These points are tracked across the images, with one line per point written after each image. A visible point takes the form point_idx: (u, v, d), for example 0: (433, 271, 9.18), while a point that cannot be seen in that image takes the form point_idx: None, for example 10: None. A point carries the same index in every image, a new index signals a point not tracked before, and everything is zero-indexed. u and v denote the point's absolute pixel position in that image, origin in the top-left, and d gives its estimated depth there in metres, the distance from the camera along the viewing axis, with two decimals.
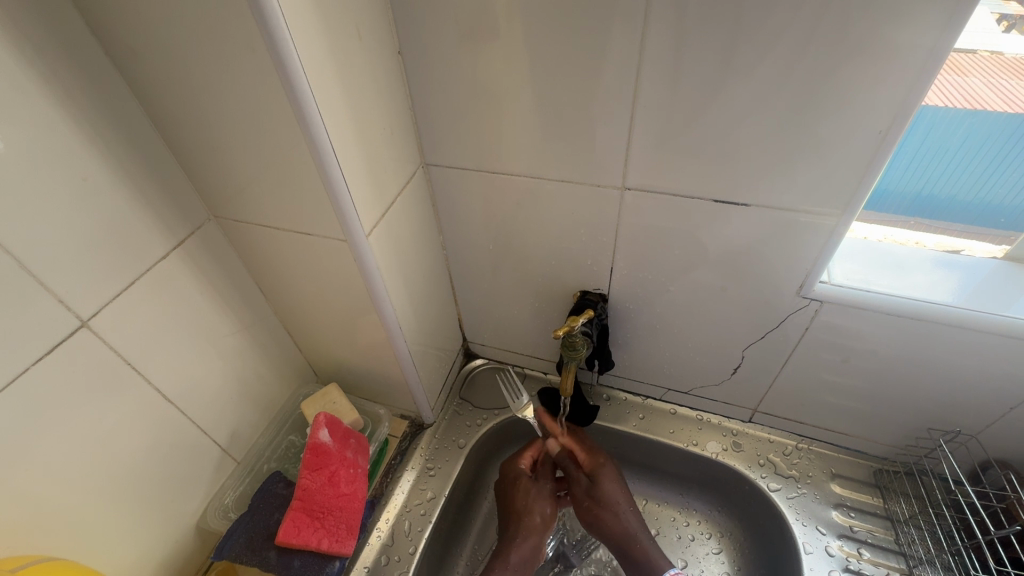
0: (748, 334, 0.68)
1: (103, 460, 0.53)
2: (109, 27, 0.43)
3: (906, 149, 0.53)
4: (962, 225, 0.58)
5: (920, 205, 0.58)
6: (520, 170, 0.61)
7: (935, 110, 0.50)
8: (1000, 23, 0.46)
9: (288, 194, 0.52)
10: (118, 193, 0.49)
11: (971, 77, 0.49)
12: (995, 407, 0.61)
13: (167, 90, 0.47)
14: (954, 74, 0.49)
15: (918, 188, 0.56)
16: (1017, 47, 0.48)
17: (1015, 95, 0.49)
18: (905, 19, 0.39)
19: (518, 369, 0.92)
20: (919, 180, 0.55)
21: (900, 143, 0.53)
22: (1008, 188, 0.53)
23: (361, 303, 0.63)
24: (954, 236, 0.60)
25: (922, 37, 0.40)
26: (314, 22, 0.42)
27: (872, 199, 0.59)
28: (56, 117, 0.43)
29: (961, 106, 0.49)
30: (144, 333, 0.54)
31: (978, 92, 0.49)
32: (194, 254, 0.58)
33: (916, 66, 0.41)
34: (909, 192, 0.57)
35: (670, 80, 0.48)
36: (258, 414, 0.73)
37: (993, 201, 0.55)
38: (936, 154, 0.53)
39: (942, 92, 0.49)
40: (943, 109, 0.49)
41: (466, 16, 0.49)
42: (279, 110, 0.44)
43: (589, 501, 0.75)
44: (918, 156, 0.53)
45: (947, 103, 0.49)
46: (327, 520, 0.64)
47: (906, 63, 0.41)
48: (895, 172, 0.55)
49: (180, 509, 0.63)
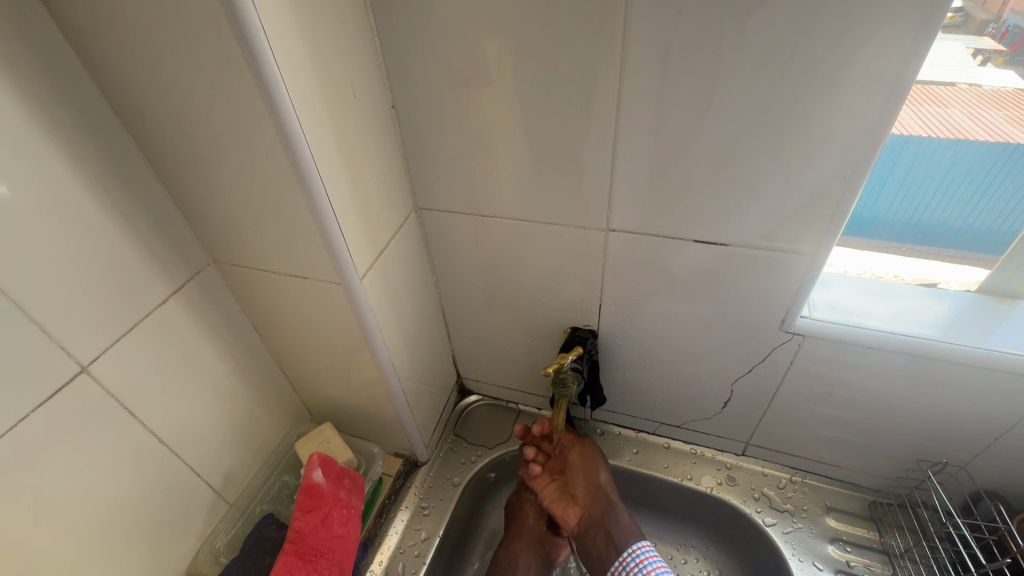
0: (736, 367, 0.69)
1: (97, 503, 0.53)
2: (119, 89, 0.47)
3: (893, 179, 0.55)
4: (953, 249, 0.60)
5: (911, 232, 0.59)
6: (509, 214, 0.64)
7: (919, 140, 0.52)
8: (976, 57, 0.49)
9: (286, 239, 0.54)
10: (118, 239, 0.51)
11: (952, 107, 0.51)
12: (981, 437, 0.62)
13: (171, 144, 0.49)
14: (934, 104, 0.51)
15: (907, 215, 0.58)
16: (995, 80, 0.50)
17: (997, 124, 0.51)
18: (868, 57, 0.42)
19: (512, 405, 0.92)
20: (908, 208, 0.57)
21: (885, 170, 0.54)
22: (995, 213, 0.55)
23: (356, 343, 0.64)
24: (947, 261, 0.61)
25: (884, 69, 0.42)
26: (311, 82, 0.45)
27: (860, 226, 0.60)
28: (63, 170, 0.45)
29: (944, 135, 0.51)
30: (143, 376, 0.55)
31: (960, 123, 0.51)
32: (193, 296, 0.59)
33: (885, 95, 0.43)
34: (899, 219, 0.58)
35: (644, 129, 0.51)
36: (252, 454, 0.72)
37: (982, 226, 0.57)
38: (924, 182, 0.54)
39: (924, 123, 0.51)
40: (927, 138, 0.51)
41: (456, 76, 0.53)
42: (277, 160, 0.47)
43: (607, 531, 0.72)
44: (906, 184, 0.55)
45: (931, 133, 0.51)
46: (319, 563, 0.61)
47: (877, 88, 0.43)
48: (884, 201, 0.57)
49: (170, 555, 0.62)
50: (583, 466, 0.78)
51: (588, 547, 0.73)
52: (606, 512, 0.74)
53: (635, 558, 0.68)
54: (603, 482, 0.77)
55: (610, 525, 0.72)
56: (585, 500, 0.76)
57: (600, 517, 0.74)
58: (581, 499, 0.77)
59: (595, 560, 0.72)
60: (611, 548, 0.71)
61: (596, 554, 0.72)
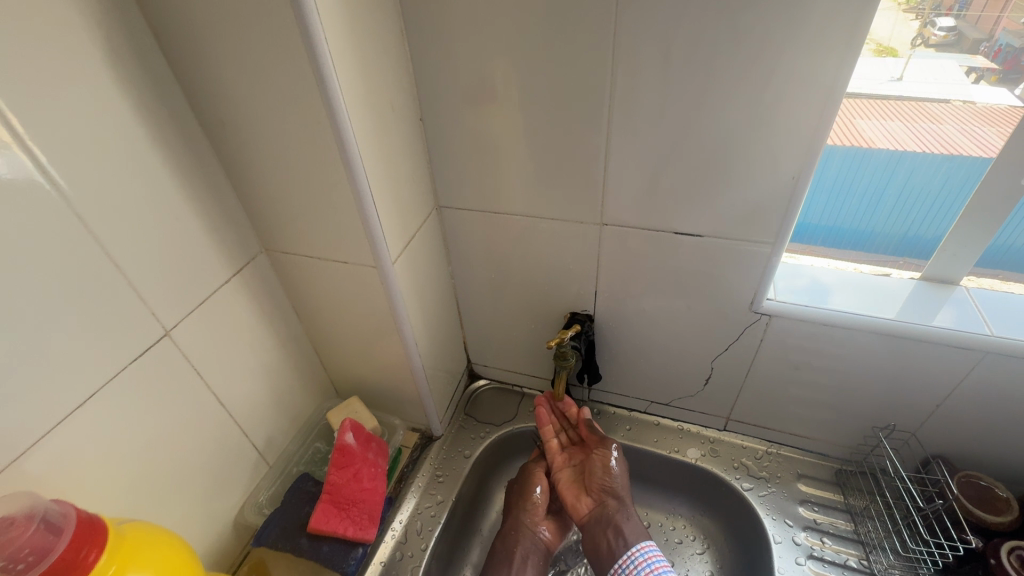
0: (716, 345, 0.78)
1: (170, 450, 0.63)
2: (204, 103, 0.57)
3: (889, 195, 0.66)
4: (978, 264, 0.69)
5: (907, 244, 0.70)
6: (517, 210, 0.74)
7: (914, 156, 0.61)
8: (970, 74, 0.57)
9: (331, 228, 0.64)
10: (196, 225, 0.61)
11: (946, 124, 0.60)
12: (926, 404, 0.72)
13: (242, 148, 0.60)
14: (928, 121, 0.60)
15: (904, 230, 0.68)
16: (992, 96, 0.57)
17: (992, 140, 0.58)
18: (809, 75, 0.52)
19: (517, 388, 1.02)
20: (905, 223, 0.68)
21: (885, 187, 0.65)
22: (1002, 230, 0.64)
23: (384, 322, 0.74)
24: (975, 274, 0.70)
25: (820, 86, 0.52)
26: (361, 98, 0.56)
27: (862, 241, 0.71)
28: (159, 167, 0.55)
29: (937, 151, 0.60)
30: (208, 344, 0.65)
31: (954, 139, 0.60)
32: (247, 278, 0.69)
33: (822, 107, 0.53)
34: (894, 234, 0.69)
35: (633, 138, 0.62)
36: (289, 423, 0.81)
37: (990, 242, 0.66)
38: (919, 196, 0.64)
39: (920, 139, 0.61)
40: (921, 154, 0.61)
41: (476, 93, 0.64)
42: (331, 161, 0.57)
43: (616, 526, 0.77)
44: (904, 199, 0.65)
45: (925, 149, 0.61)
46: (352, 511, 0.71)
47: (816, 101, 0.53)
48: (884, 215, 0.68)
49: (223, 505, 0.71)
50: (602, 465, 0.83)
51: (596, 539, 0.78)
52: (619, 508, 0.79)
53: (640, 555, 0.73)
54: (619, 483, 0.81)
55: (621, 521, 0.78)
56: (599, 495, 0.82)
57: (613, 513, 0.79)
58: (595, 495, 0.82)
59: (600, 550, 0.77)
60: (619, 541, 0.76)
61: (604, 546, 0.77)
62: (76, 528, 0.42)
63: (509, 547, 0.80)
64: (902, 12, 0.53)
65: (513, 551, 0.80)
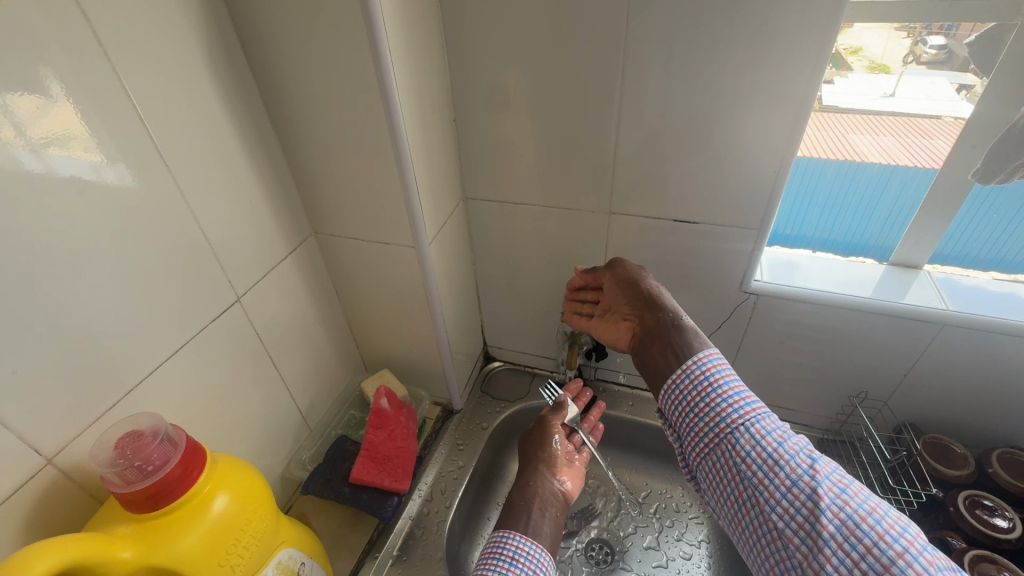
0: (710, 324, 0.88)
1: (234, 405, 0.71)
2: (275, 104, 0.67)
3: (884, 206, 0.76)
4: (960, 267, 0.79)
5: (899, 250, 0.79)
6: (536, 202, 0.84)
7: (907, 169, 0.71)
8: (961, 91, 0.66)
9: (377, 213, 0.74)
10: (262, 209, 0.70)
11: (937, 138, 0.69)
12: (894, 375, 0.81)
13: (304, 143, 0.70)
14: (922, 138, 0.70)
15: (893, 240, 0.79)
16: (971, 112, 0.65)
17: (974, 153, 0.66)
18: (788, 84, 0.62)
19: (528, 369, 1.11)
20: (896, 232, 0.78)
21: (881, 196, 0.75)
22: (980, 241, 0.75)
23: (416, 299, 0.83)
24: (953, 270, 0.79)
25: (799, 95, 0.62)
26: (410, 100, 0.65)
27: (854, 249, 0.82)
28: (237, 158, 0.65)
29: (928, 164, 0.70)
30: (267, 314, 0.74)
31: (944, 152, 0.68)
32: (299, 258, 0.79)
33: (799, 110, 0.63)
34: (885, 242, 0.80)
35: (640, 137, 0.72)
36: (327, 392, 0.90)
37: (968, 252, 0.77)
38: (910, 206, 0.74)
39: (913, 153, 0.71)
40: (911, 167, 0.71)
41: (505, 98, 0.74)
42: (383, 154, 0.66)
43: (662, 343, 0.70)
44: (897, 207, 0.75)
45: (918, 162, 0.70)
46: (388, 465, 0.80)
47: (796, 106, 0.63)
48: (877, 223, 0.78)
49: (273, 460, 0.80)
50: (620, 286, 0.76)
51: (648, 359, 0.72)
52: (659, 320, 0.71)
53: (701, 364, 0.66)
54: (653, 297, 0.72)
55: (666, 334, 0.70)
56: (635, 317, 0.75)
57: (654, 328, 0.71)
58: (627, 317, 0.76)
59: (652, 368, 0.71)
60: (673, 358, 0.69)
61: (656, 365, 0.71)
62: (185, 446, 0.51)
63: (526, 496, 0.79)
64: (894, 32, 0.65)
65: (530, 499, 0.78)
